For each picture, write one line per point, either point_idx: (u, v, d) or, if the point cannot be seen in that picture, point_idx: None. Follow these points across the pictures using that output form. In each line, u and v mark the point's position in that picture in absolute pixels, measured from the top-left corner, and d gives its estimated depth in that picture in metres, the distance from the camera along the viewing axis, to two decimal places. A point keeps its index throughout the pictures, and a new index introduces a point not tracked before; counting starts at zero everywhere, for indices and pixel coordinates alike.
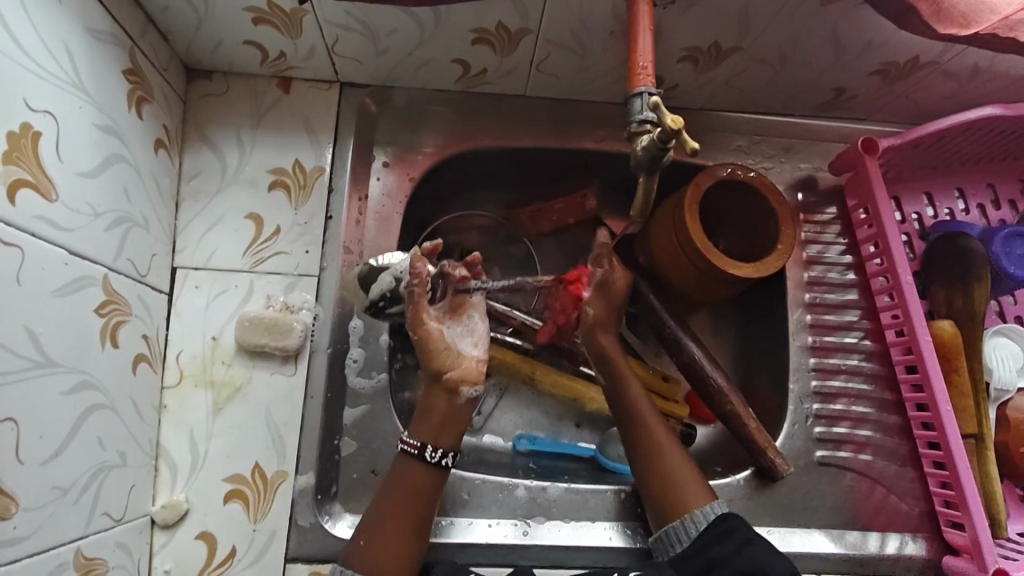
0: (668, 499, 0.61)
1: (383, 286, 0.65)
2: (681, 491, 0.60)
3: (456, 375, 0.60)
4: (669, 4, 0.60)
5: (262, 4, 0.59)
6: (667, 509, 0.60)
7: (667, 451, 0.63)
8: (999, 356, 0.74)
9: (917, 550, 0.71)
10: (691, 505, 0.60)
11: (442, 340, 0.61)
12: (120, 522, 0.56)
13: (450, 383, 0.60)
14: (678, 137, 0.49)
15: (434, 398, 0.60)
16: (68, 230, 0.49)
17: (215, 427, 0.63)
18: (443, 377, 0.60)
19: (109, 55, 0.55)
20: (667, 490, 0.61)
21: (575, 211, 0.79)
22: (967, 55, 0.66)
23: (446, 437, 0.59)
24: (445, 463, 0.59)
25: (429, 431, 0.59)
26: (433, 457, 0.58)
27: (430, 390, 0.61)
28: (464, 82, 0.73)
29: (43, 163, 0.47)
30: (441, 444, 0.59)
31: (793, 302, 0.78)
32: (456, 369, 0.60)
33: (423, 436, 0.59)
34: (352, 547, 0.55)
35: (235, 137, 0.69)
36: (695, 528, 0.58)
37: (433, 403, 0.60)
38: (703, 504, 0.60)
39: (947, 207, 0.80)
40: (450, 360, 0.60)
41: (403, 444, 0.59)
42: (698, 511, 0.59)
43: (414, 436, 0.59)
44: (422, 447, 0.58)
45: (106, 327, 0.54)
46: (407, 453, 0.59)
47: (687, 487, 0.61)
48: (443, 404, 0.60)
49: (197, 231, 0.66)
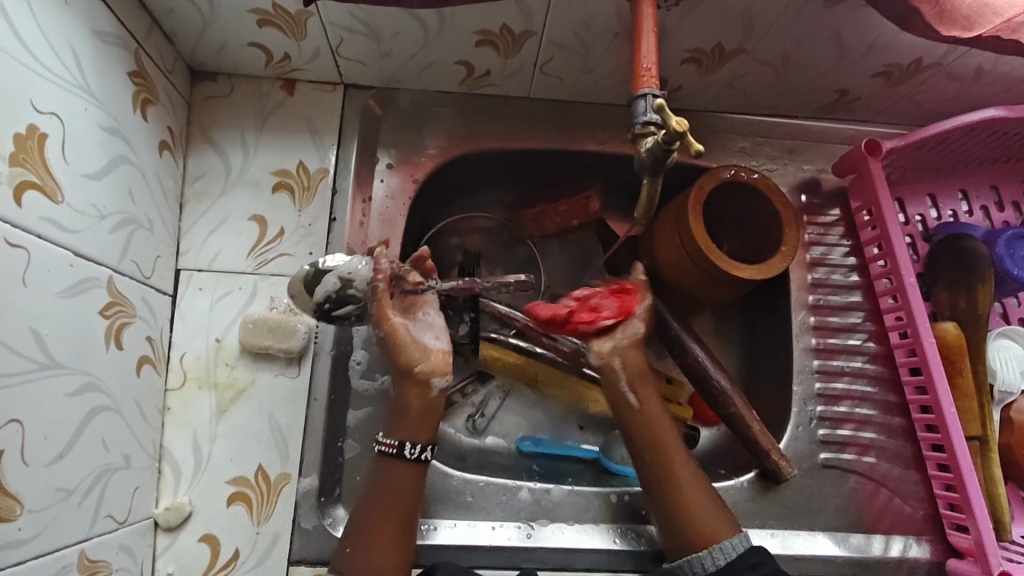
0: (692, 530, 0.58)
1: (328, 289, 0.61)
2: (705, 522, 0.58)
3: (425, 368, 0.60)
4: (674, 6, 0.60)
5: (266, 5, 0.59)
6: (691, 540, 0.58)
7: (689, 480, 0.61)
8: (1003, 357, 0.73)
9: (921, 553, 0.71)
10: (716, 536, 0.57)
11: (406, 334, 0.60)
12: (123, 524, 0.55)
13: (422, 376, 0.60)
14: (682, 139, 0.49)
15: (408, 394, 0.60)
16: (73, 232, 0.49)
17: (218, 429, 0.63)
18: (413, 371, 0.60)
19: (114, 56, 0.55)
20: (691, 519, 0.58)
21: (578, 212, 0.78)
22: (971, 57, 0.66)
23: (423, 430, 0.59)
24: (425, 459, 0.59)
25: (407, 428, 0.59)
26: (413, 453, 0.58)
27: (403, 385, 0.60)
28: (468, 84, 0.73)
29: (49, 165, 0.47)
30: (419, 439, 0.59)
31: (797, 304, 0.78)
32: (427, 362, 0.60)
33: (402, 435, 0.59)
34: (341, 554, 0.55)
35: (239, 139, 0.69)
36: (723, 556, 0.56)
37: (408, 400, 0.60)
38: (728, 535, 0.58)
39: (951, 208, 0.80)
40: (417, 354, 0.60)
41: (380, 445, 0.59)
42: (727, 542, 0.57)
43: (391, 435, 0.59)
44: (399, 446, 0.58)
45: (110, 328, 0.54)
46: (386, 454, 0.58)
47: (711, 518, 0.59)
48: (416, 399, 0.60)
49: (201, 233, 0.66)
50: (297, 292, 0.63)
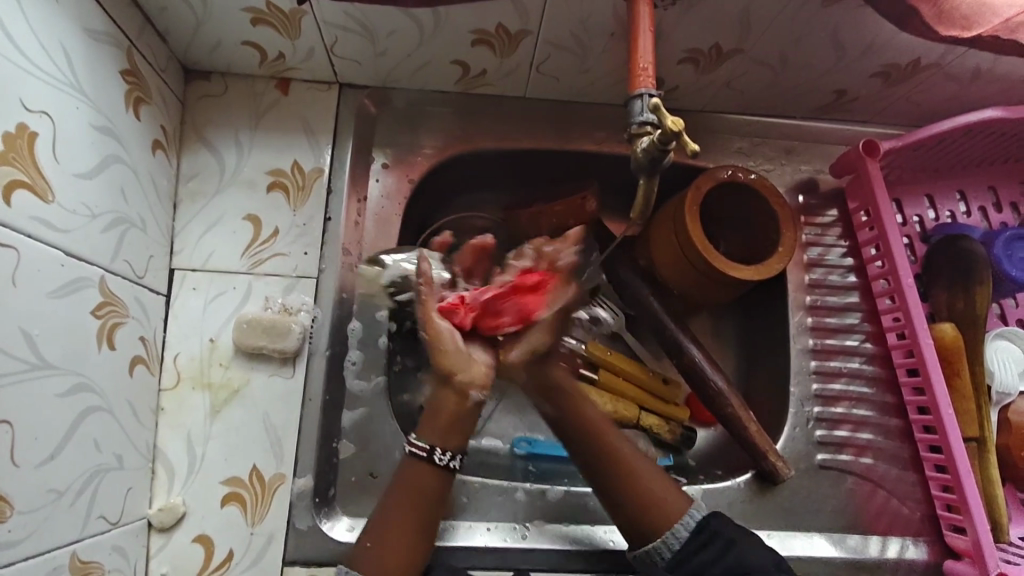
0: (648, 518, 0.58)
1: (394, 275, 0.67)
2: (661, 501, 0.58)
3: (465, 377, 0.58)
4: (670, 5, 0.60)
5: (260, 4, 0.58)
6: (650, 526, 0.58)
7: (638, 464, 0.60)
8: (1001, 358, 0.73)
9: (918, 554, 0.70)
10: (674, 514, 0.58)
11: (453, 341, 0.58)
12: (116, 525, 0.55)
13: (461, 386, 0.58)
14: (677, 139, 0.49)
15: (444, 400, 0.58)
16: (64, 231, 0.49)
17: (212, 430, 0.62)
18: (453, 379, 0.58)
19: (106, 55, 0.55)
20: (646, 507, 0.58)
21: (575, 211, 0.76)
22: (969, 57, 0.66)
23: (453, 440, 0.57)
24: (453, 465, 0.58)
25: (437, 434, 0.57)
26: (442, 459, 0.57)
27: (440, 391, 0.58)
28: (464, 83, 0.72)
29: (39, 164, 0.46)
30: (450, 447, 0.57)
31: (794, 304, 0.77)
32: (467, 372, 0.58)
33: (432, 439, 0.57)
34: (359, 548, 0.54)
35: (233, 138, 0.69)
36: (677, 540, 0.56)
37: (444, 404, 0.58)
38: (684, 509, 0.58)
39: (948, 209, 0.80)
40: (461, 363, 0.58)
41: (409, 445, 0.58)
42: (679, 524, 0.57)
43: (422, 438, 0.57)
44: (430, 450, 0.57)
45: (102, 329, 0.54)
46: (415, 456, 0.57)
47: (666, 496, 0.59)
48: (450, 407, 0.58)
49: (195, 232, 0.66)
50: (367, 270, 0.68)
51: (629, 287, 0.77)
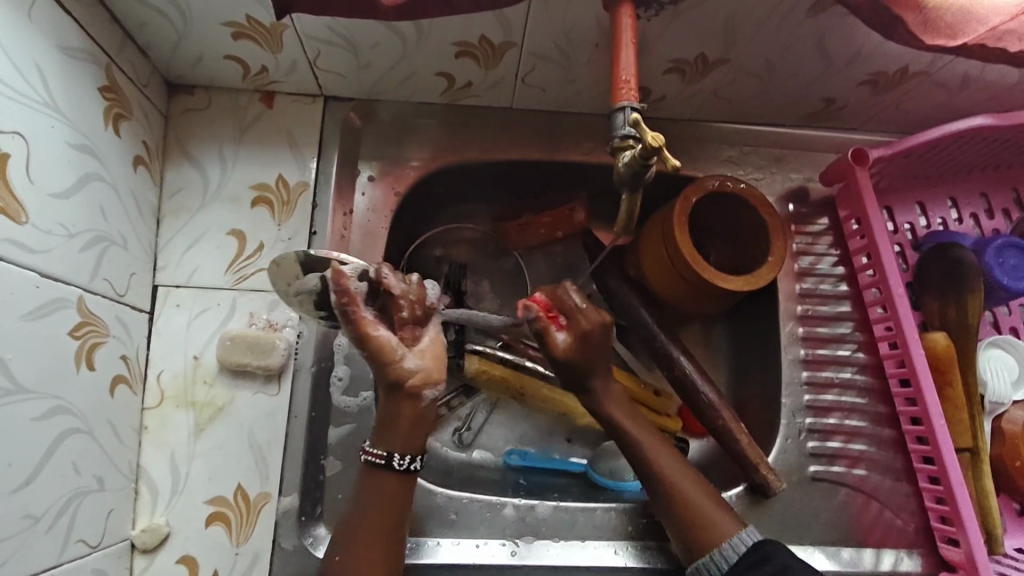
0: (701, 535, 0.59)
1: (310, 287, 0.57)
2: (710, 521, 0.59)
3: (417, 380, 0.53)
4: (654, 16, 0.59)
5: (241, 18, 0.58)
6: (699, 544, 0.59)
7: (693, 485, 0.61)
8: (994, 367, 0.72)
9: (912, 567, 0.70)
10: (722, 535, 0.58)
11: (398, 350, 0.53)
12: (97, 548, 0.55)
13: (412, 390, 0.54)
14: (659, 154, 0.49)
15: (395, 408, 0.54)
16: (39, 253, 0.48)
17: (196, 448, 0.62)
18: (403, 386, 0.54)
19: (83, 72, 0.54)
20: (697, 526, 0.59)
21: (563, 223, 0.80)
22: (957, 64, 0.66)
23: (414, 442, 0.55)
24: (415, 468, 0.56)
25: (396, 439, 0.55)
26: (402, 464, 0.55)
27: (392, 400, 0.54)
28: (448, 95, 0.72)
29: (11, 184, 0.46)
30: (411, 450, 0.55)
31: (786, 315, 0.77)
32: (419, 373, 0.53)
33: (389, 445, 0.55)
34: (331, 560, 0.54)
35: (217, 152, 0.68)
36: (726, 560, 0.57)
37: (395, 410, 0.55)
38: (733, 532, 0.58)
39: (939, 216, 0.80)
40: (410, 366, 0.53)
41: (367, 454, 0.56)
42: (729, 543, 0.57)
43: (379, 444, 0.55)
44: (388, 456, 0.55)
45: (81, 349, 0.53)
46: (373, 463, 0.55)
47: (714, 516, 0.59)
48: (408, 411, 0.54)
49: (178, 249, 0.65)
50: (282, 265, 0.57)
51: (618, 297, 0.78)
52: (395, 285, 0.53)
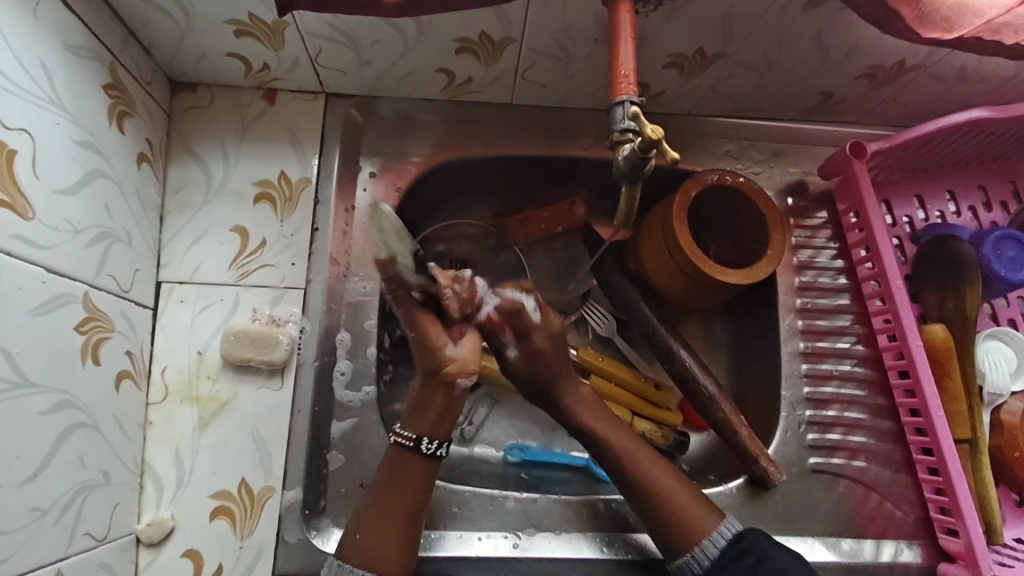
0: (680, 533, 0.59)
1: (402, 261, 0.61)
2: (689, 518, 0.59)
3: (451, 368, 0.57)
4: (651, 11, 0.60)
5: (243, 16, 0.58)
6: (678, 541, 0.59)
7: (668, 482, 0.61)
8: (992, 359, 0.73)
9: (912, 557, 0.70)
10: (701, 531, 0.59)
11: (440, 335, 0.57)
12: (103, 541, 0.55)
13: (448, 378, 0.57)
14: (658, 146, 0.49)
15: (430, 391, 0.58)
16: (46, 249, 0.49)
17: (201, 443, 0.62)
18: (439, 371, 0.58)
19: (87, 70, 0.55)
20: (677, 522, 0.59)
21: (564, 217, 0.80)
22: (954, 57, 0.66)
23: (440, 428, 0.58)
24: (440, 454, 0.58)
25: (421, 422, 0.57)
26: (430, 449, 0.57)
27: (428, 384, 0.58)
28: (449, 92, 0.72)
29: (19, 181, 0.46)
30: (438, 435, 0.58)
31: (785, 308, 0.77)
32: (454, 361, 0.57)
33: (419, 428, 0.57)
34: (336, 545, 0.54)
35: (220, 149, 0.69)
36: (706, 555, 0.58)
37: (432, 395, 0.58)
38: (712, 528, 0.59)
39: (938, 209, 0.80)
40: (448, 353, 0.57)
41: (397, 436, 0.58)
42: (708, 539, 0.58)
43: (408, 428, 0.58)
44: (417, 439, 0.57)
45: (87, 344, 0.54)
46: (401, 446, 0.57)
47: (696, 512, 0.60)
48: (439, 398, 0.58)
49: (182, 245, 0.66)
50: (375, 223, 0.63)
51: (619, 292, 0.78)
52: (448, 288, 0.57)
